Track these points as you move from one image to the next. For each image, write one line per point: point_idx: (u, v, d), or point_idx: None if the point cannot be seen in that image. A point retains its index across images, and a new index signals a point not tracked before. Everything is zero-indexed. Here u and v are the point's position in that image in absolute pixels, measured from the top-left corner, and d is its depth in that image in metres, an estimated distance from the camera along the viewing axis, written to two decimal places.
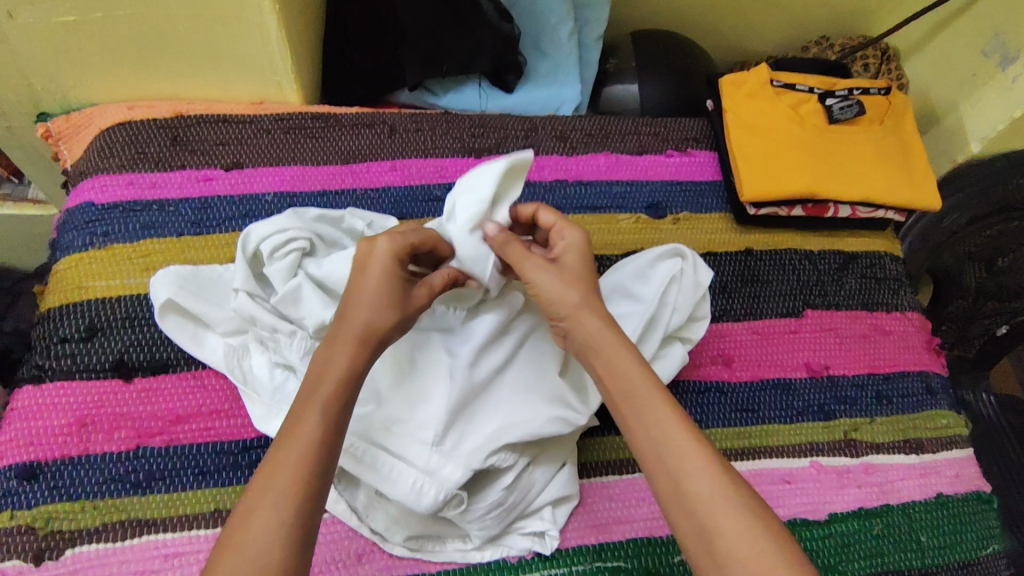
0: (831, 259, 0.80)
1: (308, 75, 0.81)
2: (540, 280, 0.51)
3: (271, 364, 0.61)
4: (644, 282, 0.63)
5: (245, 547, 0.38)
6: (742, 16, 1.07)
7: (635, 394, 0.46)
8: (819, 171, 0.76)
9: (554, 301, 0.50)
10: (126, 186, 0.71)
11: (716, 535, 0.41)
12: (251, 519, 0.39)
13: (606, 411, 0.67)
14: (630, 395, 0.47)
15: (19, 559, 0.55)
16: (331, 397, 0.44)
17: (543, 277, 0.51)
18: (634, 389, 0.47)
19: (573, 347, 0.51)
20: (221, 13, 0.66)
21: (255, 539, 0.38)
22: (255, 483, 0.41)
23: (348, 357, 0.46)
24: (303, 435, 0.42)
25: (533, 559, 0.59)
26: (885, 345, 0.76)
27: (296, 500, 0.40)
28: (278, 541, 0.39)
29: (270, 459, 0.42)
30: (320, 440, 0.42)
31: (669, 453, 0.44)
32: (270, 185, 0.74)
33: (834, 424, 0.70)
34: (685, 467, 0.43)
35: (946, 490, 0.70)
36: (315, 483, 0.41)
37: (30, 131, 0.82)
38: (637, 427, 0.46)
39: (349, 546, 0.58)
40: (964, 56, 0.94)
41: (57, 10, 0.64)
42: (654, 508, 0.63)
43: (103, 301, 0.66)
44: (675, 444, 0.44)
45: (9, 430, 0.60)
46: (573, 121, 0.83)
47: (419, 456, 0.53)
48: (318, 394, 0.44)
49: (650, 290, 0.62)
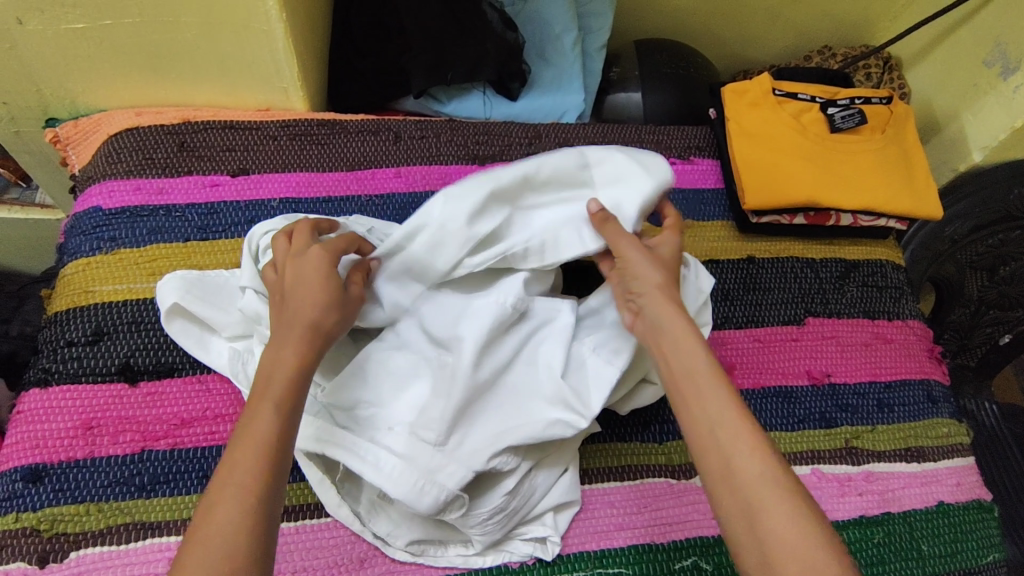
0: (833, 267, 0.80)
1: (314, 83, 0.82)
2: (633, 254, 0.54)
3: None
4: None
5: (208, 544, 0.39)
6: (745, 25, 1.08)
7: (693, 371, 0.47)
8: (821, 180, 0.76)
9: (642, 273, 0.53)
10: (133, 191, 0.72)
11: (759, 512, 0.42)
12: (215, 511, 0.40)
13: (608, 417, 0.68)
14: (689, 373, 0.47)
15: (23, 561, 0.55)
16: (282, 396, 0.45)
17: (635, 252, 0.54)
18: (695, 369, 0.47)
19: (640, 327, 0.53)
20: (227, 20, 0.67)
21: (213, 536, 0.39)
22: (213, 482, 0.42)
23: (296, 355, 0.47)
24: (258, 431, 0.43)
25: (535, 564, 0.60)
26: (887, 353, 0.77)
27: (255, 498, 0.41)
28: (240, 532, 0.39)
29: (227, 458, 0.43)
30: (276, 435, 0.44)
31: (723, 432, 0.45)
32: (276, 191, 0.74)
33: (835, 432, 0.71)
34: (737, 447, 0.44)
35: (948, 499, 0.70)
36: (272, 475, 0.42)
37: (38, 136, 0.83)
38: (694, 405, 0.46)
39: (351, 551, 0.58)
40: (966, 66, 0.94)
41: (67, 17, 0.65)
42: (655, 514, 0.64)
43: (110, 305, 0.66)
44: (730, 423, 0.45)
45: (16, 433, 0.60)
46: (576, 129, 0.84)
47: (421, 454, 0.53)
48: (269, 394, 0.45)
49: None
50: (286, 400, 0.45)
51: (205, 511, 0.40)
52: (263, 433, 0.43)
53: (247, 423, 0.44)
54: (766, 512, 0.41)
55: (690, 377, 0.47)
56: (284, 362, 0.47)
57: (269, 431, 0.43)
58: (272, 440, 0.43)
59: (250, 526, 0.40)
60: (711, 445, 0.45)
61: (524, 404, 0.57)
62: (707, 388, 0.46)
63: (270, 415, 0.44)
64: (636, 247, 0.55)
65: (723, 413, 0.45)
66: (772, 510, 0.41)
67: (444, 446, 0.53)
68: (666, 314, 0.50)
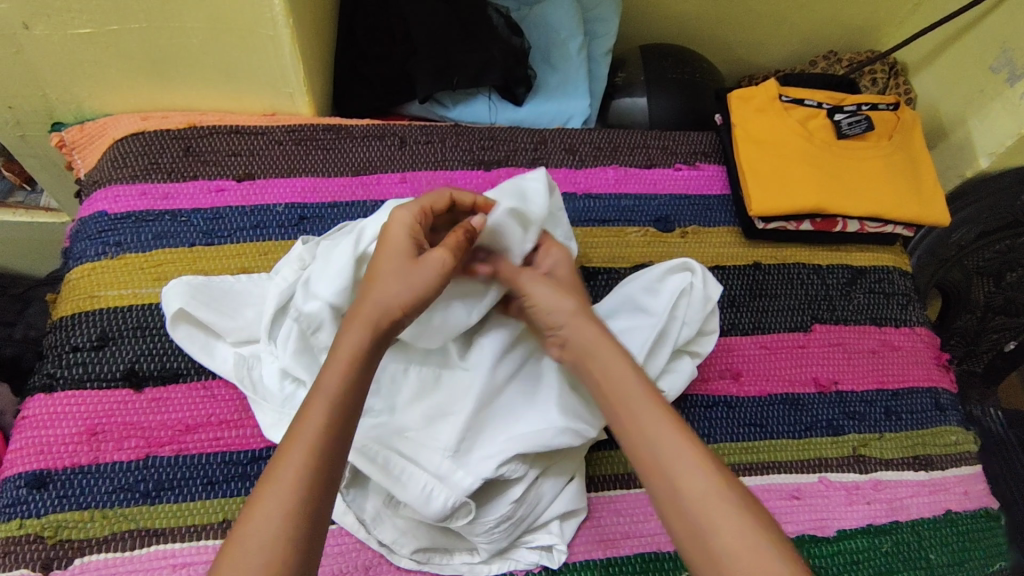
0: (840, 274, 0.80)
1: (320, 87, 0.82)
2: (538, 292, 0.55)
3: (281, 374, 0.61)
4: (654, 295, 0.63)
5: (249, 541, 0.40)
6: (750, 30, 1.08)
7: (629, 395, 0.49)
8: (828, 187, 0.76)
9: (552, 308, 0.54)
10: (139, 196, 0.72)
11: (706, 528, 0.43)
12: (260, 506, 0.41)
13: (614, 424, 0.67)
14: (624, 396, 0.50)
15: (27, 568, 0.55)
16: (338, 389, 0.46)
17: (539, 288, 0.55)
18: (630, 392, 0.49)
19: (568, 357, 0.54)
20: (233, 25, 0.67)
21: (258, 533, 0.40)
22: (264, 476, 0.43)
23: (355, 341, 0.48)
24: (309, 425, 0.44)
25: (541, 573, 0.59)
26: (894, 360, 0.76)
27: (303, 496, 0.42)
28: (281, 532, 0.40)
29: (279, 450, 0.44)
30: (325, 428, 0.44)
31: (663, 450, 0.46)
32: (282, 196, 0.74)
33: (842, 440, 0.70)
34: (678, 464, 0.45)
35: (956, 507, 0.69)
36: (322, 474, 0.43)
37: (43, 140, 0.83)
38: (633, 428, 0.48)
39: (356, 558, 0.58)
40: (972, 71, 0.94)
41: (73, 22, 0.65)
42: (662, 522, 0.63)
43: (115, 310, 0.66)
44: (668, 442, 0.46)
45: (20, 438, 0.60)
46: (582, 134, 0.84)
47: (432, 461, 0.54)
48: (325, 386, 0.46)
49: (660, 304, 0.62)
50: (345, 393, 0.46)
51: (253, 504, 0.41)
52: (314, 429, 0.44)
53: (301, 415, 0.45)
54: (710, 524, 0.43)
55: (629, 403, 0.49)
56: (343, 353, 0.47)
57: (320, 429, 0.44)
58: (322, 436, 0.44)
59: (293, 524, 0.41)
60: (652, 464, 0.46)
61: (532, 411, 0.56)
62: (643, 408, 0.48)
63: (321, 412, 0.45)
64: (541, 281, 0.55)
65: (660, 432, 0.47)
66: (713, 524, 0.43)
67: (456, 455, 0.54)
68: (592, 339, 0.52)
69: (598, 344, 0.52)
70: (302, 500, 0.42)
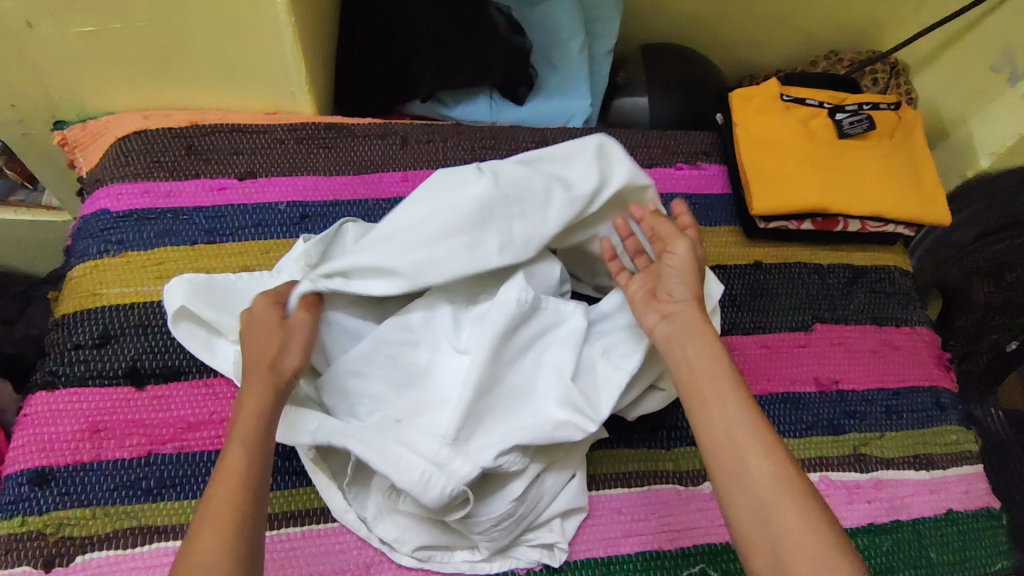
0: (841, 273, 0.80)
1: (322, 86, 0.82)
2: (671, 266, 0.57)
3: None
4: None
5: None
6: (752, 30, 1.08)
7: (710, 376, 0.51)
8: (829, 186, 0.76)
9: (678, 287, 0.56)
10: (141, 194, 0.72)
11: (769, 510, 0.45)
12: (194, 546, 0.44)
13: (615, 423, 0.68)
14: (710, 377, 0.51)
15: (29, 565, 0.55)
16: (247, 435, 0.49)
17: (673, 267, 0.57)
18: (715, 374, 0.51)
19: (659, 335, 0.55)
20: (238, 24, 0.67)
21: (200, 564, 0.43)
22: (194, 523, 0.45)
23: (258, 394, 0.51)
24: (230, 470, 0.47)
25: (542, 571, 0.59)
26: (895, 360, 0.76)
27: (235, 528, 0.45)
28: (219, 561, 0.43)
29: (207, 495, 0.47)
30: (246, 471, 0.47)
31: (739, 434, 0.48)
32: (283, 194, 0.74)
33: (843, 439, 0.70)
34: (751, 447, 0.47)
35: (957, 506, 0.70)
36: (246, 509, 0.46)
37: (45, 138, 0.83)
38: (713, 407, 0.50)
39: (357, 555, 0.58)
40: (973, 72, 0.94)
41: (77, 20, 0.65)
42: (662, 521, 0.63)
43: (117, 308, 0.66)
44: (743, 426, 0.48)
45: (22, 436, 0.60)
46: (583, 133, 0.84)
47: (429, 448, 0.53)
48: (237, 433, 0.49)
49: None
50: (252, 438, 0.49)
51: (191, 543, 0.44)
52: (234, 468, 0.47)
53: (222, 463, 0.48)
54: (773, 506, 0.45)
55: (707, 383, 0.51)
56: (248, 404, 0.51)
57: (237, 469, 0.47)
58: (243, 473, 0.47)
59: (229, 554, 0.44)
60: (726, 445, 0.48)
61: (534, 404, 0.56)
62: (723, 391, 0.50)
63: (239, 454, 0.48)
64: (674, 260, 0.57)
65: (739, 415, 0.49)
66: (777, 508, 0.45)
67: (450, 444, 0.53)
68: (692, 324, 0.54)
69: (698, 325, 0.54)
70: (232, 534, 0.44)
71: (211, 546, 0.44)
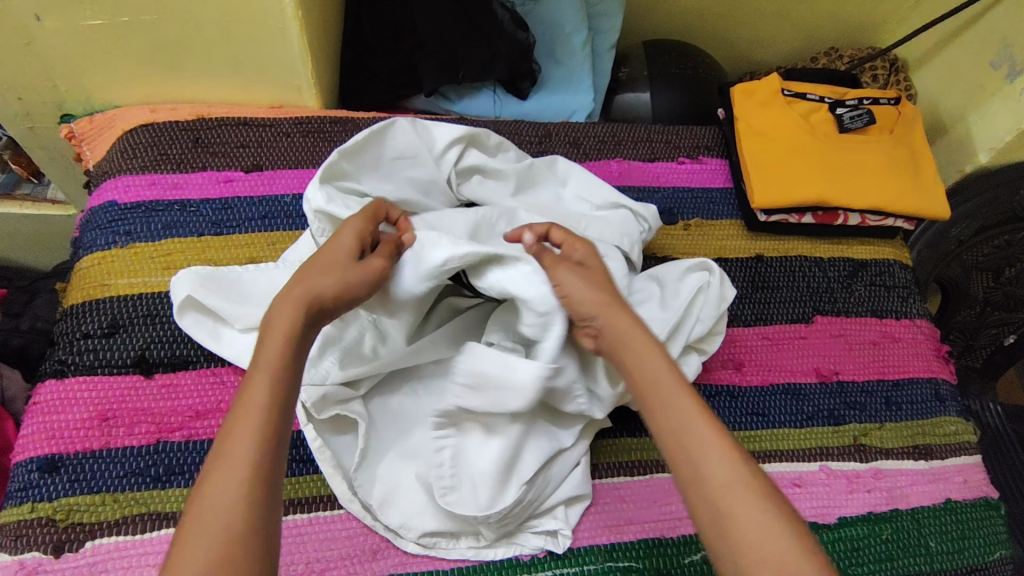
0: (841, 266, 0.81)
1: (326, 80, 0.83)
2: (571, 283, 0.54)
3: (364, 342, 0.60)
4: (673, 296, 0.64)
5: (209, 518, 0.40)
6: (752, 26, 1.08)
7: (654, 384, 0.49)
8: (829, 179, 0.77)
9: (586, 301, 0.53)
10: (149, 186, 0.73)
11: (729, 518, 0.43)
12: (210, 487, 0.41)
13: (619, 413, 0.69)
14: (654, 383, 0.49)
15: (38, 551, 0.55)
16: (275, 365, 0.46)
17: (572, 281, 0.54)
18: (658, 380, 0.49)
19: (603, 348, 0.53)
20: (245, 17, 0.68)
21: (212, 512, 0.40)
22: (211, 458, 0.42)
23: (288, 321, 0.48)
24: (253, 404, 0.44)
25: (546, 558, 0.60)
26: (895, 352, 0.77)
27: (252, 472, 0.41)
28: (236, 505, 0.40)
29: (227, 428, 0.44)
30: (270, 408, 0.44)
31: (688, 437, 0.46)
32: (289, 187, 0.75)
33: (843, 429, 0.71)
34: (704, 448, 0.45)
35: (956, 496, 0.70)
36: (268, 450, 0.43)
37: (51, 131, 0.84)
38: (660, 416, 0.48)
39: (364, 542, 0.59)
40: (972, 67, 0.95)
41: (85, 13, 0.66)
42: (664, 509, 0.64)
43: (125, 298, 0.67)
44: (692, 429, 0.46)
45: (33, 423, 0.61)
46: (586, 128, 0.85)
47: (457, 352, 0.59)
48: (263, 363, 0.46)
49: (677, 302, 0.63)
50: (281, 368, 0.46)
51: (204, 483, 0.41)
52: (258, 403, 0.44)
53: (244, 393, 0.45)
54: (732, 508, 0.43)
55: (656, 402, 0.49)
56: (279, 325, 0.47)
57: (264, 404, 0.44)
58: (268, 408, 0.44)
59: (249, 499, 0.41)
60: (678, 458, 0.46)
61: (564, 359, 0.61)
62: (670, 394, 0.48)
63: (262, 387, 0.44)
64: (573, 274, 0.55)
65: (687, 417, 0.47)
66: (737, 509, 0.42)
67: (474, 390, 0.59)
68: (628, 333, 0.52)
69: (625, 339, 0.52)
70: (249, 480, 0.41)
71: (228, 492, 0.40)
